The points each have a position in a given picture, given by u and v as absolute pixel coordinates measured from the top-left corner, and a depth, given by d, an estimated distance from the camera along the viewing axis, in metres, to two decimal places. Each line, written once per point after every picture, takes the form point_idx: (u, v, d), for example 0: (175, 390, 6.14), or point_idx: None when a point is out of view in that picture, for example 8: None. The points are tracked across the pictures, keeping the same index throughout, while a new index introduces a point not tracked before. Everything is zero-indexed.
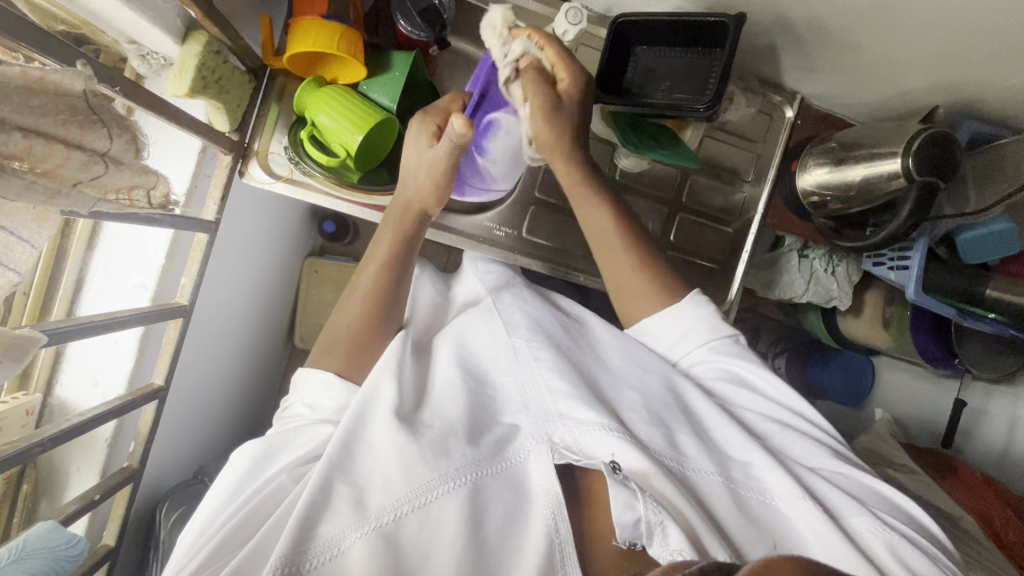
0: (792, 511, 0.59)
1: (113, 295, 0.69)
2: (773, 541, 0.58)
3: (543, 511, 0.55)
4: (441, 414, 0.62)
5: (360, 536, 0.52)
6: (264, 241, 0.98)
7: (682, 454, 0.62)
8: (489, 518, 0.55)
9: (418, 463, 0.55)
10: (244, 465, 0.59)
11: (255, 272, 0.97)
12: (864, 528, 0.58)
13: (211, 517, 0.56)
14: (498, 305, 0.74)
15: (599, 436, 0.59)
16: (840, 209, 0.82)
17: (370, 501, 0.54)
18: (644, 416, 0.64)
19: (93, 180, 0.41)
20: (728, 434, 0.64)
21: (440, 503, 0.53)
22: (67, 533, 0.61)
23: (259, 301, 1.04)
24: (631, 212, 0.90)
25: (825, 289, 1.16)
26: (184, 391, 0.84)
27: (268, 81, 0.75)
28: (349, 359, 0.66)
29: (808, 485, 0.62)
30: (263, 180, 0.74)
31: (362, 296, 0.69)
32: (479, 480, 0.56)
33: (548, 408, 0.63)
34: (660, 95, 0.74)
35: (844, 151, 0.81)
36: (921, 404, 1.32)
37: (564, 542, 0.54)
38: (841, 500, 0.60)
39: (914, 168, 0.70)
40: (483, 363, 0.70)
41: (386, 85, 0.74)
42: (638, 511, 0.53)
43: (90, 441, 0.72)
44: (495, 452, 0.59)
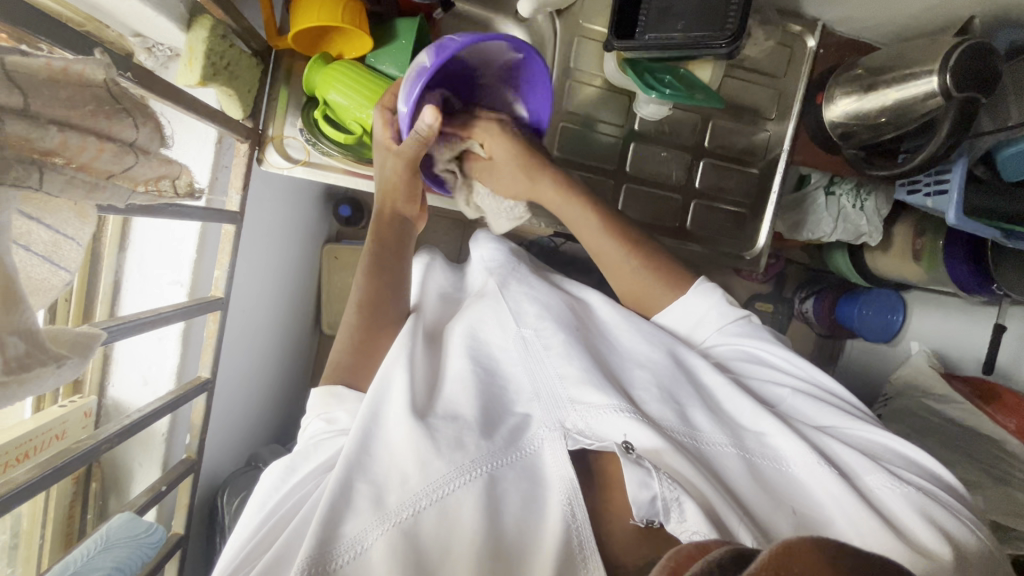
0: (808, 476, 0.59)
1: (149, 293, 0.70)
2: (794, 510, 0.58)
3: (559, 496, 0.55)
4: (454, 407, 0.62)
5: (381, 532, 0.51)
6: (286, 230, 0.98)
7: (694, 429, 0.62)
8: (506, 508, 0.54)
9: (434, 458, 0.55)
10: (275, 471, 0.60)
11: (280, 260, 0.98)
12: (880, 485, 0.58)
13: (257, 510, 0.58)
14: (507, 294, 0.75)
15: (609, 417, 0.59)
16: (870, 138, 0.79)
17: (390, 499, 0.54)
18: (655, 394, 0.65)
19: (125, 172, 0.40)
20: (740, 405, 0.65)
21: (456, 496, 0.53)
22: (144, 522, 0.64)
23: (287, 290, 1.05)
24: (653, 163, 0.88)
25: (853, 226, 1.13)
26: (227, 386, 0.85)
27: (275, 63, 0.74)
28: (357, 371, 0.68)
29: (827, 451, 0.61)
30: (282, 166, 0.74)
31: (352, 306, 0.71)
32: (495, 470, 0.56)
33: (560, 395, 0.63)
34: (677, 36, 0.70)
35: (872, 77, 0.78)
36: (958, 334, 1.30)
37: (582, 527, 0.53)
38: (856, 458, 0.60)
39: (953, 86, 0.67)
40: (494, 354, 0.70)
41: (393, 54, 0.74)
42: (653, 489, 0.53)
43: (146, 437, 0.73)
44: (510, 442, 0.58)
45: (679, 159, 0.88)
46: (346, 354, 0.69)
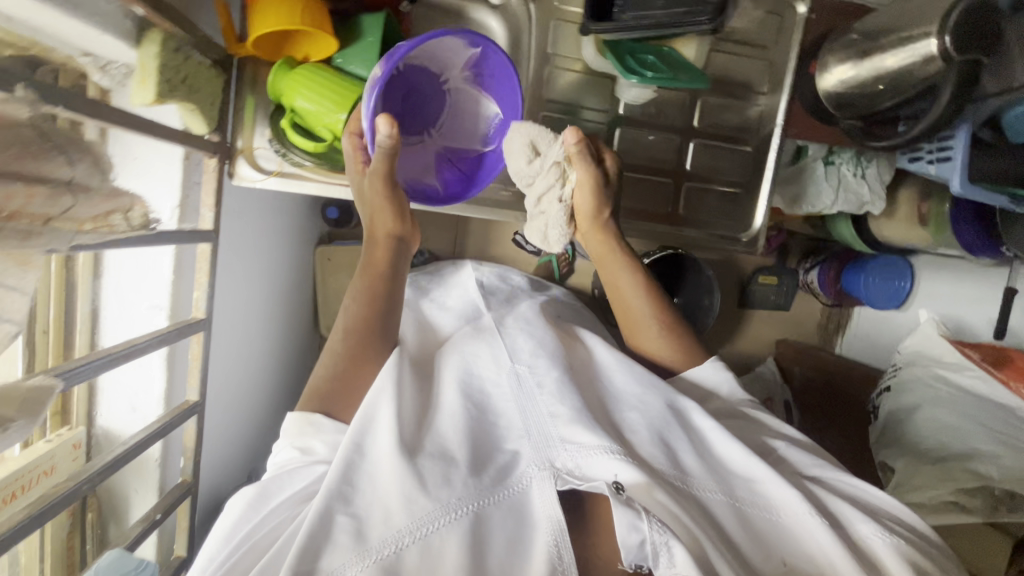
0: (799, 525, 0.63)
1: (127, 320, 0.68)
2: (782, 559, 0.61)
3: (546, 536, 0.57)
4: (442, 441, 0.64)
5: (360, 569, 0.52)
6: (272, 240, 0.97)
7: (683, 472, 0.65)
8: (492, 549, 0.56)
9: (419, 496, 0.57)
10: (239, 503, 0.60)
11: (268, 271, 0.96)
12: (871, 534, 0.63)
13: (223, 539, 0.59)
14: (502, 333, 0.79)
15: (600, 459, 0.60)
16: (868, 105, 0.76)
17: (371, 533, 0.55)
18: (646, 434, 0.67)
19: (57, 211, 0.40)
20: (731, 449, 0.67)
21: (440, 534, 0.55)
22: (135, 558, 0.61)
23: (280, 298, 1.04)
24: (641, 148, 0.84)
25: (856, 196, 1.10)
26: (222, 408, 0.84)
27: (238, 71, 0.70)
28: (346, 402, 0.67)
29: (822, 500, 0.66)
30: (254, 179, 0.71)
31: (338, 334, 0.69)
32: (480, 508, 0.58)
33: (551, 433, 0.65)
34: (658, 12, 0.67)
35: (868, 41, 0.73)
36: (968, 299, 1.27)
37: (569, 569, 0.55)
38: (852, 509, 0.64)
39: (954, 49, 0.62)
40: (485, 386, 0.72)
41: (362, 55, 0.70)
42: (642, 532, 0.57)
43: (139, 464, 0.72)
44: (498, 480, 0.61)
45: (670, 142, 0.85)
46: (331, 388, 0.67)
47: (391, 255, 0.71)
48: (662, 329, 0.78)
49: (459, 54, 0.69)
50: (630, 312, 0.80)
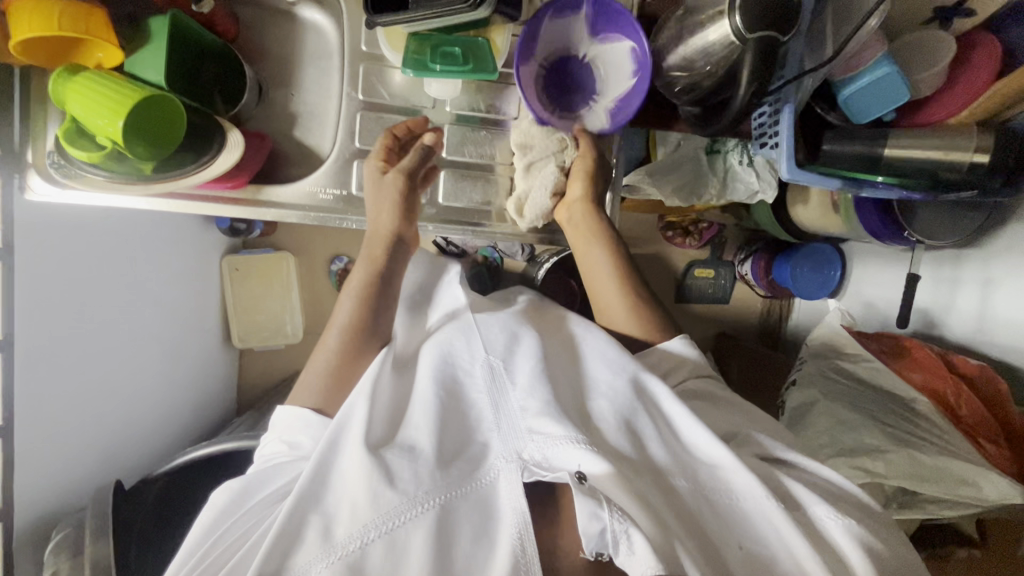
0: (757, 510, 0.66)
1: None
2: (741, 544, 0.64)
3: (510, 528, 0.61)
4: (415, 436, 0.68)
5: (326, 564, 0.59)
6: (148, 253, 0.95)
7: (651, 459, 0.68)
8: (458, 539, 0.61)
9: (386, 491, 0.62)
10: (222, 497, 0.68)
11: (149, 285, 0.95)
12: (825, 516, 0.66)
13: (203, 534, 0.67)
14: (479, 323, 0.78)
15: (564, 450, 0.64)
16: (706, 84, 0.70)
17: (338, 532, 0.61)
18: (616, 425, 0.69)
19: None
20: (698, 435, 0.70)
21: (407, 527, 0.61)
22: None
23: (177, 313, 1.03)
24: (479, 146, 0.83)
25: (744, 185, 1.08)
26: (71, 441, 0.81)
27: (22, 84, 0.69)
28: (325, 396, 0.74)
29: (785, 487, 0.69)
30: (45, 193, 0.69)
31: (339, 329, 0.76)
32: (447, 500, 0.63)
33: (517, 424, 0.68)
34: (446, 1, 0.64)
35: (685, 18, 0.70)
36: (885, 288, 1.23)
37: (530, 561, 0.60)
38: (808, 493, 0.67)
39: (744, 27, 0.59)
40: (459, 375, 0.73)
41: (149, 60, 0.68)
42: (603, 521, 0.59)
43: None
44: (466, 474, 0.65)
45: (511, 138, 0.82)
46: (315, 380, 0.75)
47: (390, 253, 0.78)
48: (627, 305, 0.80)
49: (622, 82, 0.76)
50: (591, 274, 0.81)
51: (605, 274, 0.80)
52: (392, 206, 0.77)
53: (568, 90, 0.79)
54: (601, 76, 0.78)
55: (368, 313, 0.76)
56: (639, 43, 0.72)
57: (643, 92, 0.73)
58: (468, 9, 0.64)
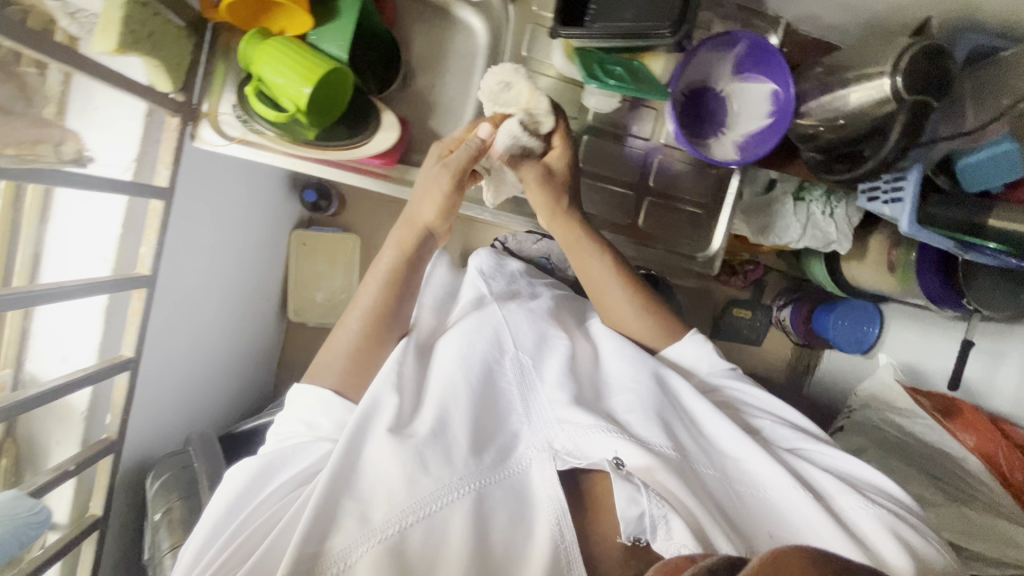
0: (785, 500, 0.62)
1: (70, 267, 0.68)
2: (772, 532, 0.60)
3: (547, 516, 0.56)
4: (444, 420, 0.61)
5: (367, 548, 0.52)
6: (241, 211, 0.97)
7: (684, 449, 0.64)
8: (495, 525, 0.55)
9: (423, 476, 0.55)
10: (239, 476, 0.58)
11: (232, 241, 0.95)
12: (852, 506, 0.62)
13: (216, 528, 0.56)
14: (509, 320, 0.74)
15: (597, 437, 0.60)
16: (834, 138, 0.76)
17: (375, 515, 0.53)
18: (643, 415, 0.65)
19: None
20: (722, 428, 0.67)
21: (446, 512, 0.54)
22: (32, 502, 0.61)
23: (246, 270, 1.06)
24: (608, 159, 0.85)
25: (822, 233, 1.11)
26: (151, 386, 0.80)
27: (211, 37, 0.72)
28: (347, 376, 0.67)
29: (805, 475, 0.66)
30: (215, 143, 0.72)
31: (362, 311, 0.70)
32: (483, 488, 0.56)
33: (547, 415, 0.65)
34: (626, 24, 0.68)
35: (830, 75, 0.76)
36: (926, 352, 1.27)
37: (570, 547, 0.54)
38: (830, 481, 0.64)
39: (903, 88, 0.65)
40: (489, 368, 0.68)
41: (335, 33, 0.71)
42: (641, 505, 0.55)
43: (65, 414, 0.71)
44: (499, 460, 0.59)
45: (635, 156, 0.85)
46: (341, 358, 0.68)
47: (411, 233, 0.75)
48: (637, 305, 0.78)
49: (755, 119, 0.81)
50: (599, 285, 0.79)
51: (617, 298, 0.78)
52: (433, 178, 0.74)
53: (693, 125, 0.83)
54: (734, 109, 0.83)
55: (401, 288, 0.72)
56: (783, 87, 0.77)
57: (780, 131, 0.77)
58: (653, 37, 0.67)
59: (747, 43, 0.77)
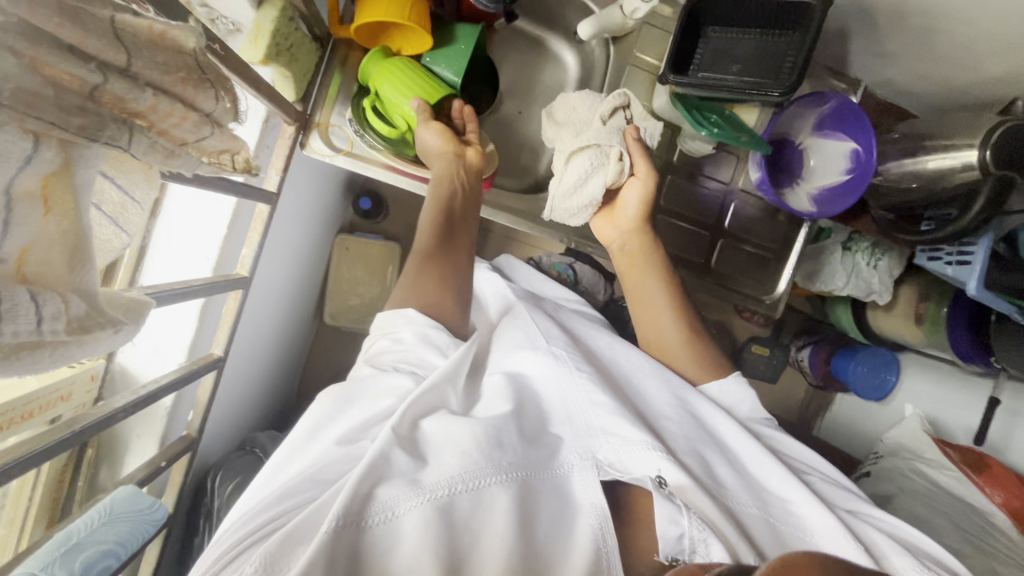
0: (831, 546, 0.59)
1: (173, 263, 0.69)
2: None
3: (590, 520, 0.55)
4: (488, 411, 0.61)
5: (417, 504, 0.49)
6: (297, 217, 0.99)
7: (720, 484, 0.62)
8: (539, 520, 0.54)
9: (474, 458, 0.54)
10: (312, 413, 0.57)
11: (285, 244, 0.97)
12: (906, 567, 0.58)
13: (273, 470, 0.54)
14: (535, 318, 0.77)
15: (642, 453, 0.59)
16: (899, 198, 0.82)
17: (425, 476, 0.52)
18: (685, 445, 0.64)
19: (199, 142, 0.38)
20: (769, 469, 0.65)
21: (494, 490, 0.52)
22: (147, 499, 0.67)
23: (293, 271, 1.06)
24: (686, 198, 0.88)
25: (865, 283, 1.14)
26: (227, 377, 0.84)
27: (331, 52, 0.74)
28: (432, 300, 0.66)
29: (857, 530, 0.62)
30: (324, 153, 0.73)
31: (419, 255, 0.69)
32: (530, 477, 0.56)
33: (592, 421, 0.63)
34: (732, 79, 0.71)
35: (913, 141, 0.80)
36: (945, 402, 1.28)
37: (611, 549, 0.54)
38: (884, 540, 0.61)
39: (991, 162, 0.69)
40: (529, 380, 0.69)
41: (451, 58, 0.74)
42: (681, 526, 0.54)
43: (149, 410, 0.71)
44: (544, 458, 0.59)
45: (713, 196, 0.89)
46: (424, 280, 0.67)
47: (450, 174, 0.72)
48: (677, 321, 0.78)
49: (833, 174, 0.83)
50: (640, 297, 0.80)
51: (659, 306, 0.78)
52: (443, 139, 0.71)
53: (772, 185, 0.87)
54: (810, 164, 0.86)
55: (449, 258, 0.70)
56: (865, 148, 0.79)
57: (857, 190, 0.79)
58: (754, 94, 0.71)
59: (834, 106, 0.81)
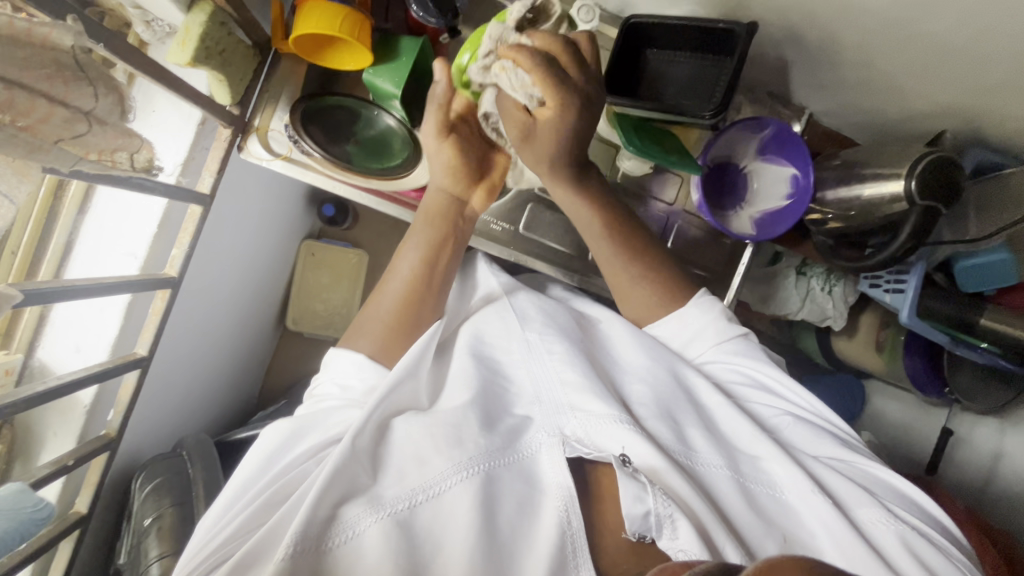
0: (804, 505, 0.60)
1: (100, 260, 0.69)
2: (785, 537, 0.58)
3: (556, 503, 0.55)
4: (452, 402, 0.63)
5: (376, 520, 0.52)
6: (259, 218, 0.99)
7: (691, 449, 0.62)
8: (501, 509, 0.55)
9: (433, 456, 0.56)
10: (273, 439, 0.59)
11: (248, 246, 0.98)
12: (872, 520, 0.59)
13: (238, 491, 0.57)
14: (514, 302, 0.74)
15: (608, 428, 0.59)
16: (840, 227, 0.81)
17: (385, 491, 0.55)
18: (654, 411, 0.65)
19: (75, 139, 0.40)
20: (740, 429, 0.65)
21: (453, 492, 0.54)
22: (34, 496, 0.62)
23: (256, 273, 1.06)
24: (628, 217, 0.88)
25: (819, 308, 1.11)
26: (162, 375, 0.83)
27: (273, 58, 0.75)
28: (378, 343, 0.66)
29: (823, 481, 0.62)
30: (261, 157, 0.74)
31: (401, 280, 0.70)
32: (492, 469, 0.56)
33: (559, 399, 0.63)
34: (666, 100, 0.73)
35: (848, 170, 0.81)
36: (904, 431, 1.24)
37: (576, 535, 0.54)
38: (851, 493, 0.60)
39: (916, 191, 0.70)
40: (496, 352, 0.70)
41: (392, 70, 0.71)
42: (647, 504, 0.53)
43: (68, 406, 0.72)
44: (508, 441, 0.59)
45: (656, 217, 0.88)
46: (376, 325, 0.67)
47: (445, 207, 0.73)
48: (650, 282, 0.75)
49: (772, 199, 0.85)
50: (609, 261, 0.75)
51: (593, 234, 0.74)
52: (452, 153, 0.71)
53: (719, 207, 0.87)
54: (754, 187, 0.86)
55: (433, 274, 0.70)
56: (803, 172, 0.81)
57: (795, 216, 0.82)
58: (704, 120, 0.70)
59: (772, 133, 0.83)
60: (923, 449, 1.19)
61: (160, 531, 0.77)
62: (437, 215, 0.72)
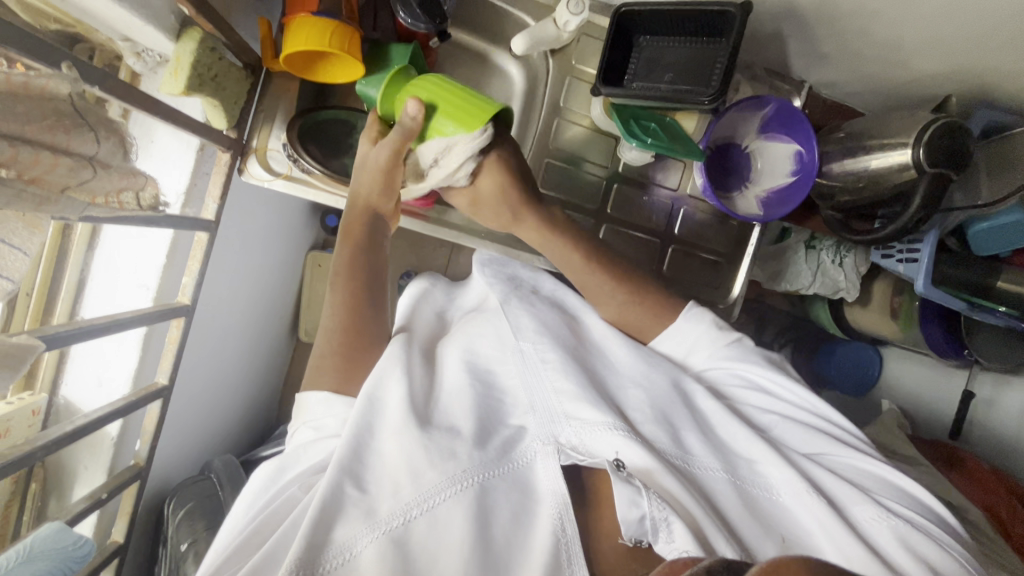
0: (797, 503, 0.59)
1: (113, 295, 0.71)
2: (782, 536, 0.58)
3: (551, 510, 0.56)
4: (450, 419, 0.62)
5: (371, 541, 0.52)
6: (263, 236, 0.99)
7: (686, 452, 0.62)
8: (497, 518, 0.55)
9: (426, 469, 0.55)
10: (258, 478, 0.60)
11: (254, 266, 0.98)
12: (870, 518, 0.58)
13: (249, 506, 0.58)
14: (508, 309, 0.74)
15: (603, 434, 0.60)
16: (851, 200, 0.80)
17: (380, 505, 0.54)
18: (648, 414, 0.65)
19: (81, 185, 0.41)
20: (734, 430, 0.65)
21: (447, 508, 0.54)
22: (74, 534, 0.63)
23: (265, 289, 1.06)
24: (633, 205, 0.87)
25: (832, 281, 1.08)
26: (181, 402, 0.83)
27: (265, 78, 0.74)
28: (342, 374, 0.65)
29: (813, 477, 0.62)
30: (263, 178, 0.74)
31: (346, 303, 0.68)
32: (486, 481, 0.56)
33: (554, 409, 0.63)
34: (662, 87, 0.72)
35: (853, 141, 0.80)
36: (926, 397, 1.23)
37: (570, 542, 0.54)
38: (844, 489, 0.60)
39: (925, 159, 0.68)
40: (491, 365, 0.70)
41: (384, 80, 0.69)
42: (642, 508, 0.53)
43: (95, 441, 0.74)
44: (502, 453, 0.59)
45: (660, 204, 0.88)
46: (329, 360, 0.65)
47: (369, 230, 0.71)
48: (623, 295, 0.74)
49: (778, 176, 0.83)
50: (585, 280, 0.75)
51: (574, 260, 0.75)
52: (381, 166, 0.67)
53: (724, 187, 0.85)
54: (757, 166, 0.85)
55: (368, 291, 0.70)
56: (807, 148, 0.79)
57: (806, 188, 0.80)
58: (706, 103, 0.69)
59: (774, 109, 0.81)
60: (945, 413, 1.17)
61: (195, 555, 0.79)
62: (363, 239, 0.71)
